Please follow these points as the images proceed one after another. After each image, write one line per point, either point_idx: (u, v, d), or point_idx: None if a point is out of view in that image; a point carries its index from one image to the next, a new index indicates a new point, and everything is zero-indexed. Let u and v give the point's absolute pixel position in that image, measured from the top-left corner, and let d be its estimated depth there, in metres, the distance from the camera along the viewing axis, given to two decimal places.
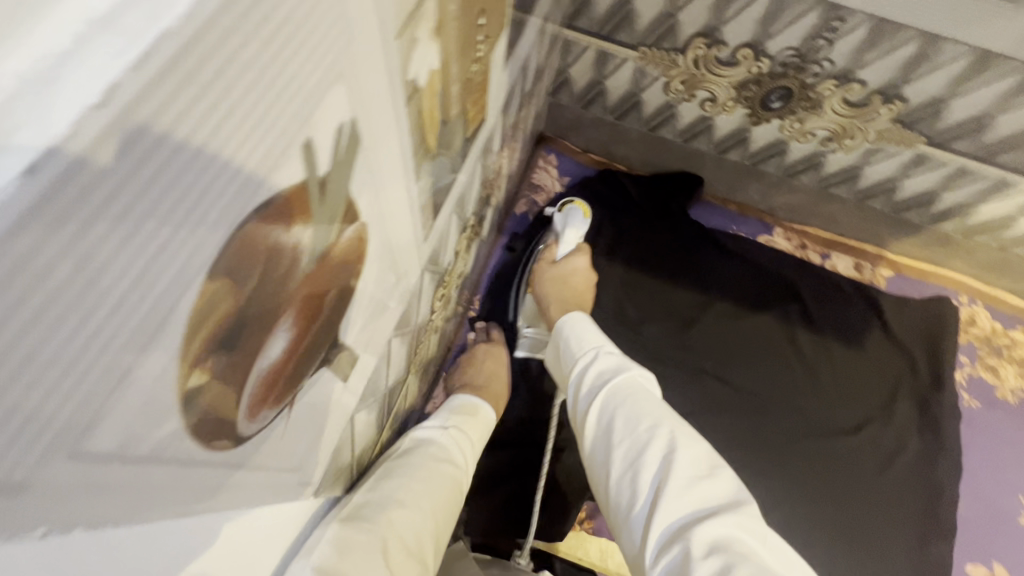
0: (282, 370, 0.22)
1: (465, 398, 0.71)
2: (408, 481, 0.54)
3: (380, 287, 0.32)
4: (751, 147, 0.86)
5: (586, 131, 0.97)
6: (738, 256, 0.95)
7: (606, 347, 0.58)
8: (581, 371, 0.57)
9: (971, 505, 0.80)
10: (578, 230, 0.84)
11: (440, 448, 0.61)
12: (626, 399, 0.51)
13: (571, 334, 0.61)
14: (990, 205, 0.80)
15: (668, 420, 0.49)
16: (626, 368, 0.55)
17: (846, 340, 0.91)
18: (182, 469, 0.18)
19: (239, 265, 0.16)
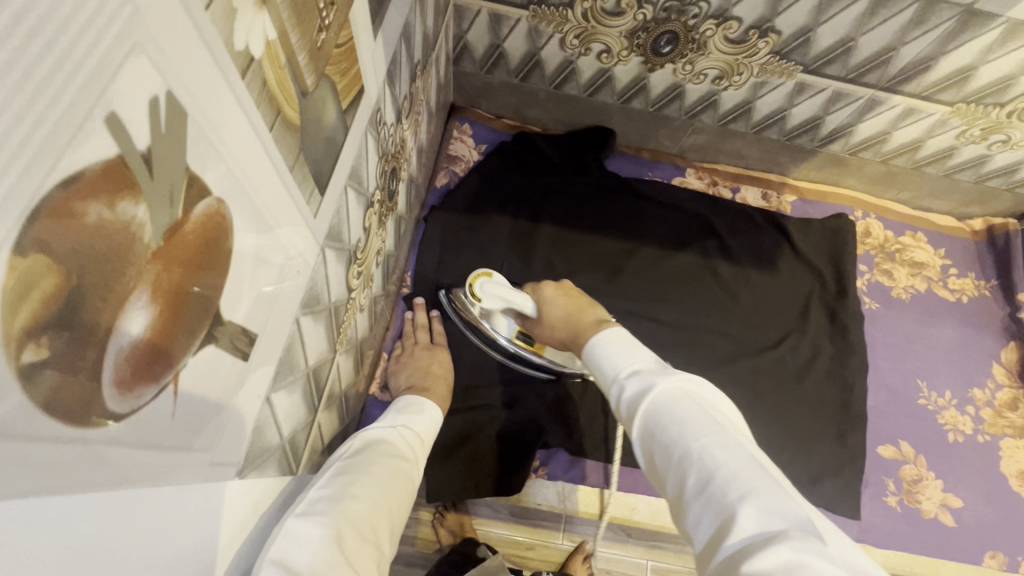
0: (153, 348, 0.23)
1: (410, 400, 0.71)
2: (358, 476, 0.52)
3: (265, 267, 0.33)
4: (651, 94, 0.89)
5: (495, 96, 0.97)
6: (656, 200, 0.99)
7: (630, 368, 0.49)
8: (614, 402, 0.49)
9: (879, 395, 0.90)
10: (499, 287, 0.74)
11: (389, 445, 0.60)
12: (658, 429, 0.43)
13: (597, 360, 0.52)
14: (866, 123, 0.87)
15: (701, 441, 0.40)
16: (649, 387, 0.45)
17: (761, 265, 0.97)
18: (51, 448, 0.18)
19: (56, 242, 0.17)
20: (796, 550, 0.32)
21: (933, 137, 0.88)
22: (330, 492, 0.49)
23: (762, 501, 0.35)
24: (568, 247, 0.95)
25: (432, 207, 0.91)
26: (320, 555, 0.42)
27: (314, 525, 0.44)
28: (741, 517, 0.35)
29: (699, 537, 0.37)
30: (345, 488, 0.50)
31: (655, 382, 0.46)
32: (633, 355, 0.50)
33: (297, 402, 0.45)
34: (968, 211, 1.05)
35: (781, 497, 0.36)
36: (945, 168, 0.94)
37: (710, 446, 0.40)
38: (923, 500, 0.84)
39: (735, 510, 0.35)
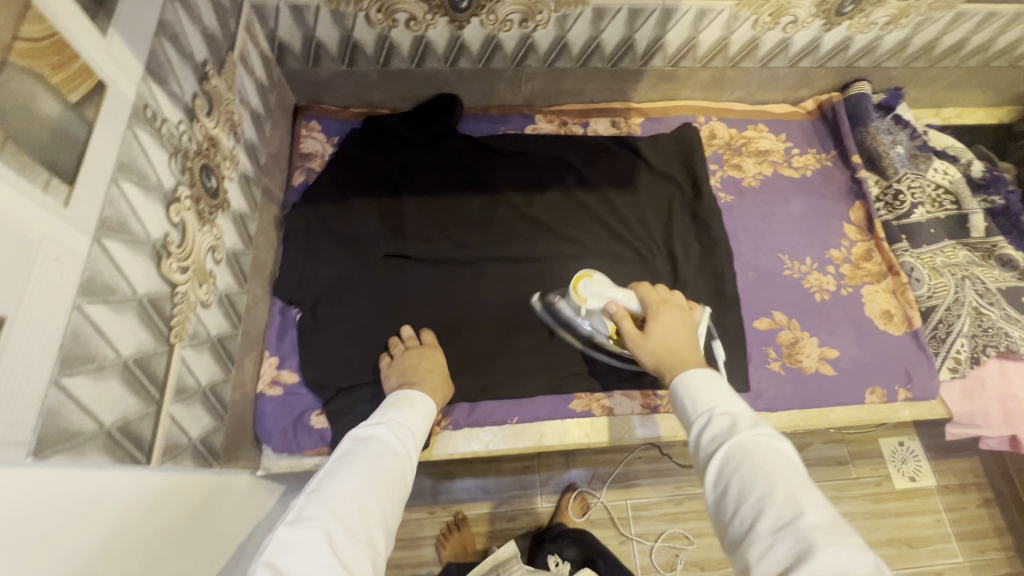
0: None
1: (398, 396, 0.72)
2: (343, 476, 0.55)
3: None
4: (472, 51, 0.94)
5: (334, 88, 1.00)
6: (510, 152, 1.03)
7: (716, 409, 0.58)
8: (697, 435, 0.57)
9: (746, 276, 0.97)
10: (603, 291, 0.77)
11: (379, 441, 0.62)
12: (738, 463, 0.51)
13: (684, 398, 0.62)
14: (672, 33, 0.94)
15: (785, 487, 0.48)
16: (740, 431, 0.54)
17: (620, 188, 1.03)
18: None
19: None
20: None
21: (735, 32, 0.95)
22: (317, 495, 0.53)
23: (840, 541, 0.43)
24: (439, 212, 0.98)
25: (293, 205, 0.93)
26: (311, 559, 0.47)
27: (308, 531, 0.49)
28: (816, 549, 0.43)
29: (770, 559, 0.44)
30: (333, 490, 0.53)
31: (743, 430, 0.54)
32: (724, 399, 0.59)
33: (109, 392, 0.46)
34: (799, 95, 1.14)
35: (851, 542, 0.43)
36: (759, 58, 1.02)
37: (793, 491, 0.48)
38: (804, 358, 0.91)
39: (815, 545, 0.43)
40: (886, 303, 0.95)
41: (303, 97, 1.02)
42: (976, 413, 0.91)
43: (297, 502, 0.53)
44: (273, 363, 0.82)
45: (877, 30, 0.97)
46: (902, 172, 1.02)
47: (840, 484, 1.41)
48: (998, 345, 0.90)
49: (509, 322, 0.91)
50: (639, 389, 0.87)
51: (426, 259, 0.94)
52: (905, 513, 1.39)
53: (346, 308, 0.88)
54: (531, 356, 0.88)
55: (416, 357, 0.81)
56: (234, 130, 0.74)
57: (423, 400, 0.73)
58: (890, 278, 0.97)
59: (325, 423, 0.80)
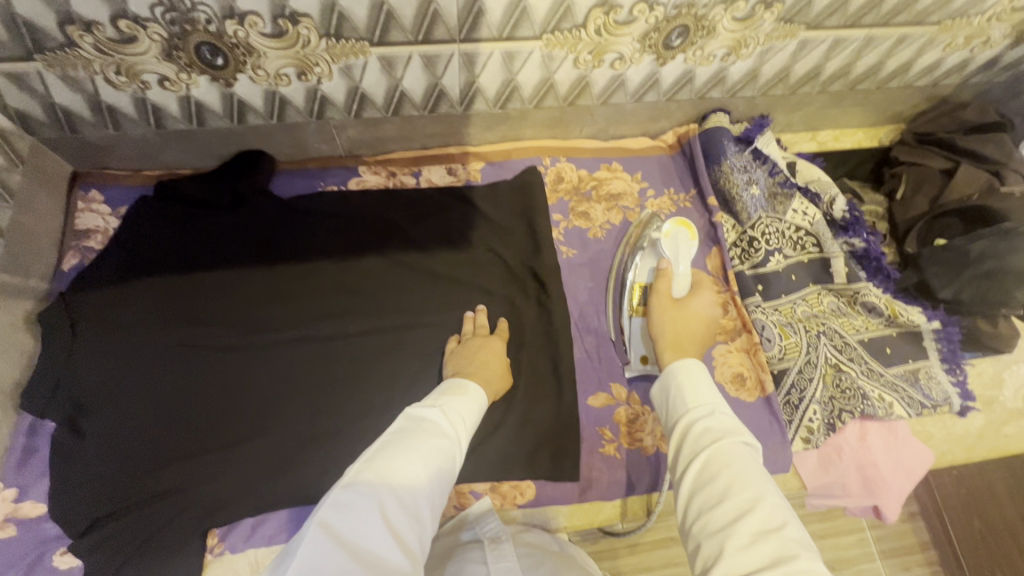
0: None
1: (454, 380, 0.68)
2: (404, 447, 0.52)
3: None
4: (256, 107, 0.82)
5: (112, 153, 0.88)
6: (326, 212, 0.92)
7: (714, 404, 0.57)
8: (689, 424, 0.55)
9: (584, 343, 0.87)
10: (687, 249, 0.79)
11: (433, 420, 0.57)
12: (732, 458, 0.50)
13: (677, 385, 0.60)
14: (484, 77, 0.83)
15: (773, 495, 0.47)
16: (740, 432, 0.53)
17: (450, 247, 0.92)
18: None
19: None
20: None
21: (557, 72, 0.84)
22: (372, 464, 0.50)
23: (820, 555, 0.43)
24: (239, 288, 0.86)
25: (58, 295, 0.81)
26: (361, 528, 0.44)
27: (362, 498, 0.46)
28: (804, 561, 0.41)
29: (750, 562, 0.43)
30: (392, 460, 0.50)
31: (740, 431, 0.53)
32: (720, 395, 0.58)
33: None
34: (659, 127, 1.04)
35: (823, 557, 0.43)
36: (597, 96, 0.92)
37: (779, 499, 0.47)
38: (645, 437, 0.82)
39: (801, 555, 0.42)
40: (738, 365, 0.87)
41: (81, 163, 0.89)
42: (833, 485, 0.83)
43: (353, 464, 0.51)
44: (9, 497, 0.72)
45: (718, 62, 0.88)
46: (756, 217, 0.93)
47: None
48: (854, 410, 0.83)
49: (311, 416, 0.80)
50: (454, 487, 0.78)
51: (220, 345, 0.82)
52: (829, 535, 1.32)
53: (108, 415, 0.76)
54: (333, 458, 0.78)
55: (478, 346, 0.79)
56: None
57: (479, 391, 0.68)
58: (743, 336, 0.88)
59: (72, 561, 0.70)
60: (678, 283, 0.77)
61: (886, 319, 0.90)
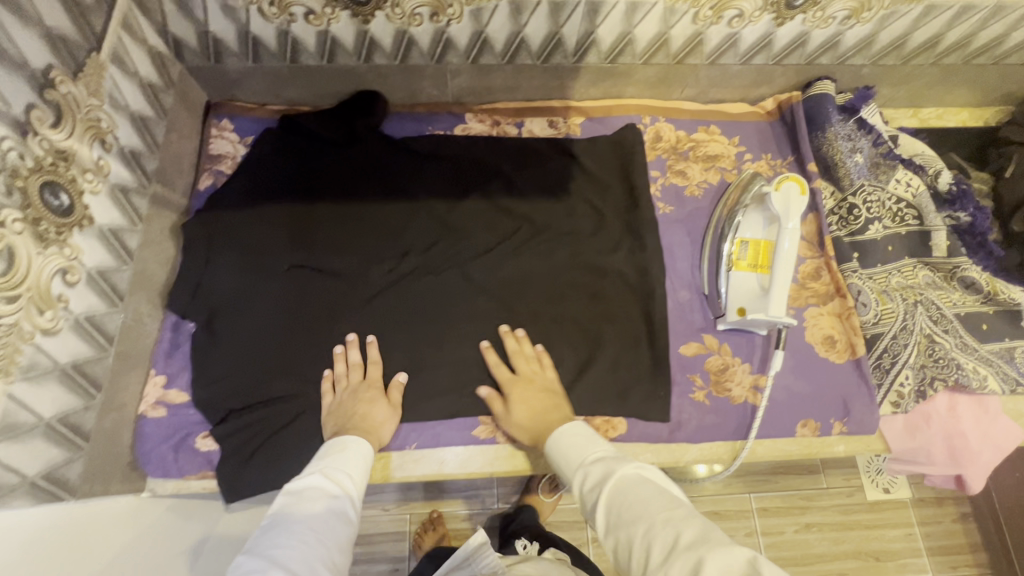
0: None
1: (332, 441, 0.71)
2: (281, 528, 0.55)
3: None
4: (384, 47, 0.87)
5: (245, 84, 0.94)
6: (434, 155, 0.96)
7: (587, 459, 0.62)
8: (581, 491, 0.60)
9: (677, 295, 0.90)
10: (797, 209, 0.77)
11: (312, 490, 0.60)
12: (615, 503, 0.54)
13: (559, 457, 0.66)
14: (603, 28, 0.85)
15: (659, 514, 0.51)
16: (612, 470, 0.58)
17: (550, 196, 0.95)
18: None
19: None
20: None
21: (674, 27, 0.86)
22: (255, 553, 0.52)
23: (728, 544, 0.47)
24: (353, 219, 0.92)
25: (196, 211, 0.88)
26: None
27: None
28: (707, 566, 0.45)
29: None
30: (273, 545, 0.53)
31: (612, 468, 0.58)
32: (591, 449, 0.64)
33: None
34: (759, 94, 1.04)
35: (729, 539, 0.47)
36: (706, 55, 0.93)
37: (667, 516, 0.51)
38: (733, 387, 0.85)
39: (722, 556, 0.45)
40: (828, 328, 0.88)
41: (215, 93, 0.96)
42: (918, 450, 0.85)
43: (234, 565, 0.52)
44: (159, 383, 0.79)
45: (837, 25, 0.87)
46: (858, 184, 0.93)
47: (808, 494, 1.32)
48: (947, 378, 0.83)
49: (417, 341, 0.85)
50: None
51: (336, 271, 0.88)
52: (874, 526, 1.31)
53: (241, 321, 0.83)
54: (437, 380, 0.83)
55: (353, 400, 0.78)
56: (101, 139, 0.69)
57: (357, 439, 0.71)
58: (836, 301, 0.89)
59: (212, 445, 0.78)
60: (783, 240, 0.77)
61: (985, 296, 0.89)
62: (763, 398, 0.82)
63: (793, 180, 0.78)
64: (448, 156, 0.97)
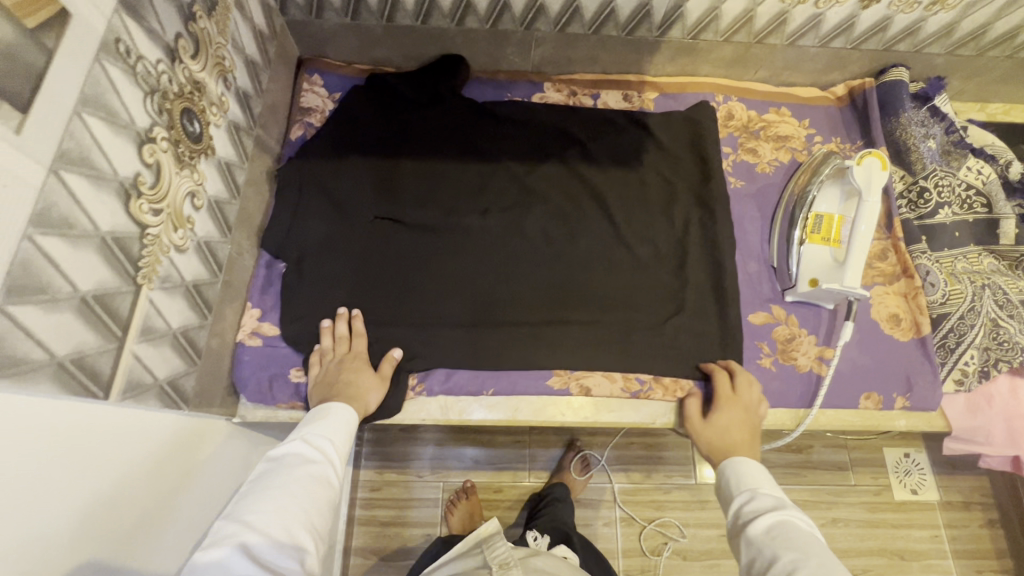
0: None
1: (320, 407, 0.72)
2: (260, 493, 0.58)
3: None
4: (479, 10, 0.90)
5: (339, 41, 0.98)
6: (513, 119, 1.00)
7: (759, 486, 0.63)
8: (738, 507, 0.62)
9: (746, 266, 0.93)
10: (878, 183, 0.79)
11: (295, 455, 0.63)
12: (779, 532, 0.55)
13: (730, 471, 0.67)
14: (692, 2, 0.88)
15: (815, 557, 0.51)
16: (785, 508, 0.58)
17: (624, 164, 0.98)
18: None
19: None
20: None
21: (761, 4, 0.89)
22: (233, 516, 0.55)
23: None
24: (435, 176, 0.95)
25: (288, 158, 0.92)
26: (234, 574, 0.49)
27: (223, 549, 0.51)
28: None
29: None
30: (251, 509, 0.56)
31: (786, 507, 0.59)
32: (765, 482, 0.64)
33: (75, 398, 0.48)
34: (830, 79, 1.06)
35: None
36: (786, 36, 0.95)
37: (823, 562, 0.51)
38: (799, 356, 0.87)
39: None
40: (895, 306, 0.90)
41: (308, 49, 1.00)
42: (977, 429, 0.87)
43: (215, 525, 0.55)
44: (254, 315, 0.83)
45: (920, 11, 0.90)
46: (930, 169, 0.95)
47: (837, 489, 1.34)
48: (1011, 360, 0.84)
49: (493, 294, 0.88)
50: (620, 371, 0.85)
51: (418, 224, 0.92)
52: (901, 524, 1.33)
53: (330, 263, 0.87)
54: (511, 332, 0.86)
55: (337, 371, 0.78)
56: (224, 76, 0.73)
57: (344, 405, 0.73)
58: (903, 281, 0.91)
59: (301, 377, 0.82)
60: (863, 212, 0.79)
61: None
62: (830, 368, 0.84)
63: (875, 156, 0.81)
64: (527, 121, 1.00)
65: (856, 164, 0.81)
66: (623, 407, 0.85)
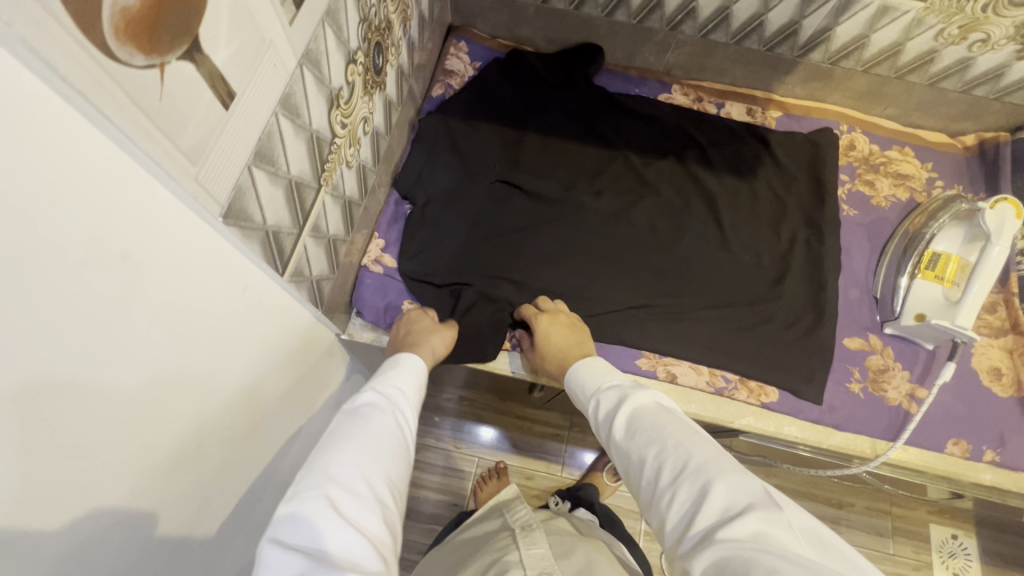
0: (164, 26, 0.33)
1: (391, 360, 0.70)
2: (342, 446, 0.52)
3: (218, 9, 0.38)
4: (632, 4, 0.96)
5: (492, 14, 1.06)
6: (638, 113, 1.04)
7: (604, 386, 0.65)
8: (595, 414, 0.64)
9: (848, 291, 0.93)
10: (1009, 231, 0.80)
11: (371, 408, 0.58)
12: (636, 430, 0.56)
13: (577, 382, 0.69)
14: (843, 27, 0.90)
15: (669, 438, 0.54)
16: (632, 396, 0.60)
17: (738, 173, 1.00)
18: (124, 91, 0.31)
19: (129, 24, 0.31)
20: (760, 519, 0.44)
21: (912, 40, 0.90)
22: (313, 467, 0.49)
23: (727, 475, 0.49)
24: (556, 152, 1.00)
25: (427, 112, 1.00)
26: (319, 527, 0.44)
27: (305, 501, 0.45)
28: (708, 491, 0.47)
29: (677, 514, 0.49)
30: (334, 459, 0.50)
31: (627, 395, 0.61)
32: (607, 377, 0.66)
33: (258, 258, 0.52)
34: (960, 128, 1.05)
35: (734, 474, 0.49)
36: (928, 76, 0.96)
37: (679, 439, 0.53)
38: (889, 389, 0.86)
39: (709, 487, 0.48)
40: (997, 360, 0.88)
41: (460, 18, 1.08)
42: None
43: (298, 473, 0.49)
44: (379, 245, 0.90)
45: None
46: None
47: (873, 555, 1.28)
48: None
49: (594, 271, 0.92)
50: (708, 366, 0.87)
51: (534, 193, 0.96)
52: None
53: (450, 213, 0.93)
54: (606, 309, 0.89)
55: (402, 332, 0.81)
56: (404, 23, 0.80)
57: (411, 356, 0.71)
58: (1011, 337, 0.90)
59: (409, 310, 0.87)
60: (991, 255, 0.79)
61: None
62: (922, 406, 0.83)
63: (1011, 203, 0.81)
64: (651, 116, 1.03)
65: (991, 209, 0.81)
66: (704, 401, 0.86)
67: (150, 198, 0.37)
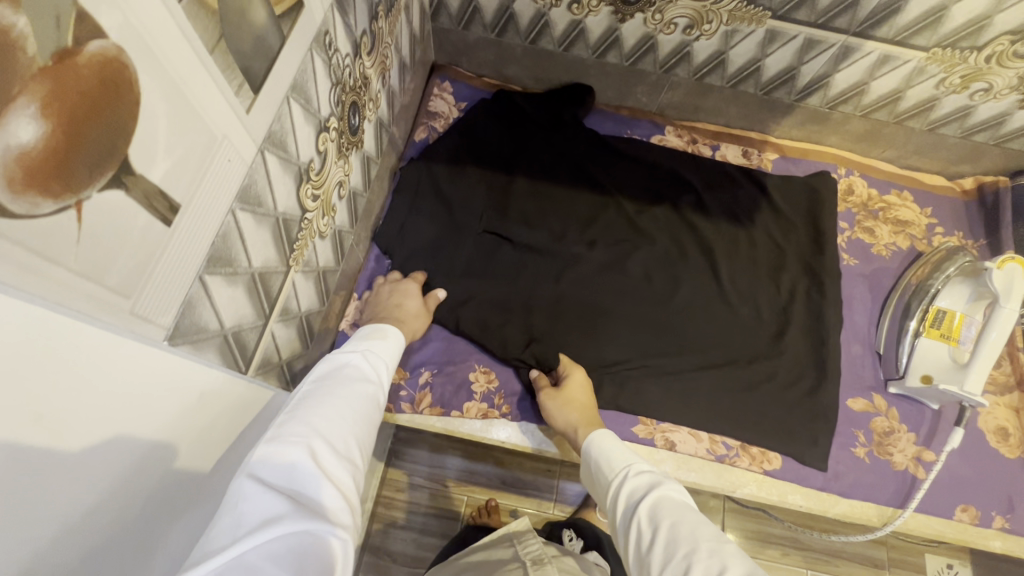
0: (75, 162, 0.28)
1: (373, 326, 0.67)
2: (325, 399, 0.50)
3: (154, 116, 0.33)
4: (624, 46, 0.92)
5: (477, 53, 1.01)
6: (631, 156, 0.99)
7: (633, 467, 0.61)
8: (615, 495, 0.59)
9: (850, 346, 0.90)
10: (1018, 291, 0.77)
11: (354, 366, 0.57)
12: (665, 522, 0.52)
13: (597, 457, 0.65)
14: (842, 74, 0.87)
15: (704, 543, 0.48)
16: (663, 484, 0.57)
17: (735, 220, 0.96)
18: (25, 249, 0.26)
19: (28, 172, 0.25)
20: None
21: (913, 88, 0.87)
22: (296, 413, 0.48)
23: None
24: (547, 199, 0.95)
25: (409, 158, 0.94)
26: (299, 476, 0.43)
27: (286, 444, 0.44)
28: None
29: None
30: (314, 409, 0.49)
31: (661, 484, 0.57)
32: (634, 459, 0.63)
33: (224, 368, 0.48)
34: (958, 171, 1.03)
35: None
36: (928, 121, 0.93)
37: (716, 546, 0.48)
38: (895, 453, 0.83)
39: None
40: (1004, 420, 0.85)
41: (444, 57, 1.03)
42: None
43: (276, 420, 0.48)
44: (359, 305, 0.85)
45: None
46: None
47: None
48: None
49: (588, 329, 0.87)
50: (708, 432, 0.83)
51: (522, 244, 0.91)
52: None
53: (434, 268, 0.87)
54: (601, 369, 0.84)
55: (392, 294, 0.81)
56: (383, 74, 0.75)
57: (398, 336, 0.67)
58: (1017, 394, 0.87)
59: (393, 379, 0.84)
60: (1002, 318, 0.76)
61: None
62: (930, 473, 0.80)
63: (1019, 261, 0.78)
64: (644, 160, 0.99)
65: (1000, 270, 0.78)
66: (704, 469, 0.81)
67: (75, 348, 0.30)
